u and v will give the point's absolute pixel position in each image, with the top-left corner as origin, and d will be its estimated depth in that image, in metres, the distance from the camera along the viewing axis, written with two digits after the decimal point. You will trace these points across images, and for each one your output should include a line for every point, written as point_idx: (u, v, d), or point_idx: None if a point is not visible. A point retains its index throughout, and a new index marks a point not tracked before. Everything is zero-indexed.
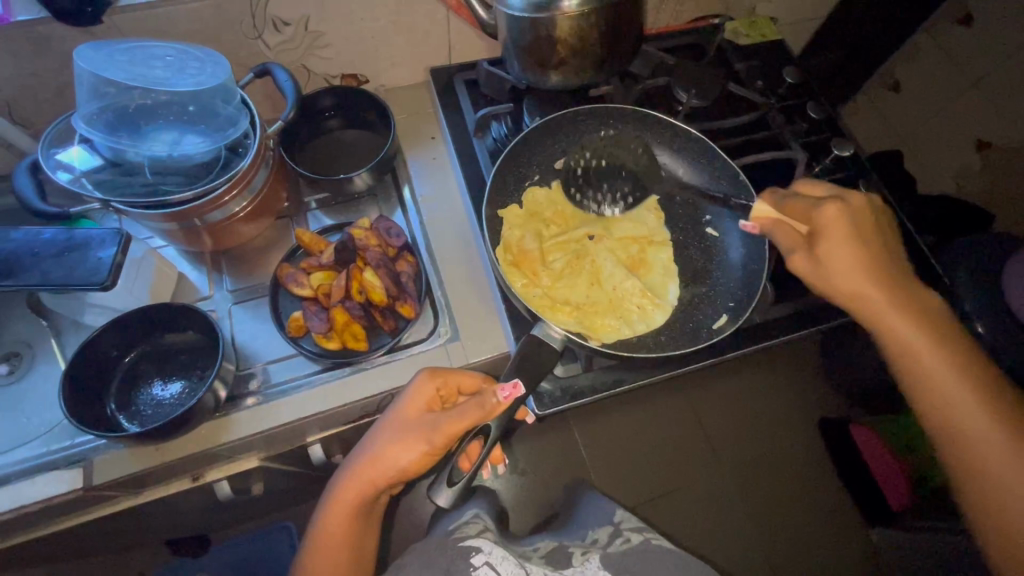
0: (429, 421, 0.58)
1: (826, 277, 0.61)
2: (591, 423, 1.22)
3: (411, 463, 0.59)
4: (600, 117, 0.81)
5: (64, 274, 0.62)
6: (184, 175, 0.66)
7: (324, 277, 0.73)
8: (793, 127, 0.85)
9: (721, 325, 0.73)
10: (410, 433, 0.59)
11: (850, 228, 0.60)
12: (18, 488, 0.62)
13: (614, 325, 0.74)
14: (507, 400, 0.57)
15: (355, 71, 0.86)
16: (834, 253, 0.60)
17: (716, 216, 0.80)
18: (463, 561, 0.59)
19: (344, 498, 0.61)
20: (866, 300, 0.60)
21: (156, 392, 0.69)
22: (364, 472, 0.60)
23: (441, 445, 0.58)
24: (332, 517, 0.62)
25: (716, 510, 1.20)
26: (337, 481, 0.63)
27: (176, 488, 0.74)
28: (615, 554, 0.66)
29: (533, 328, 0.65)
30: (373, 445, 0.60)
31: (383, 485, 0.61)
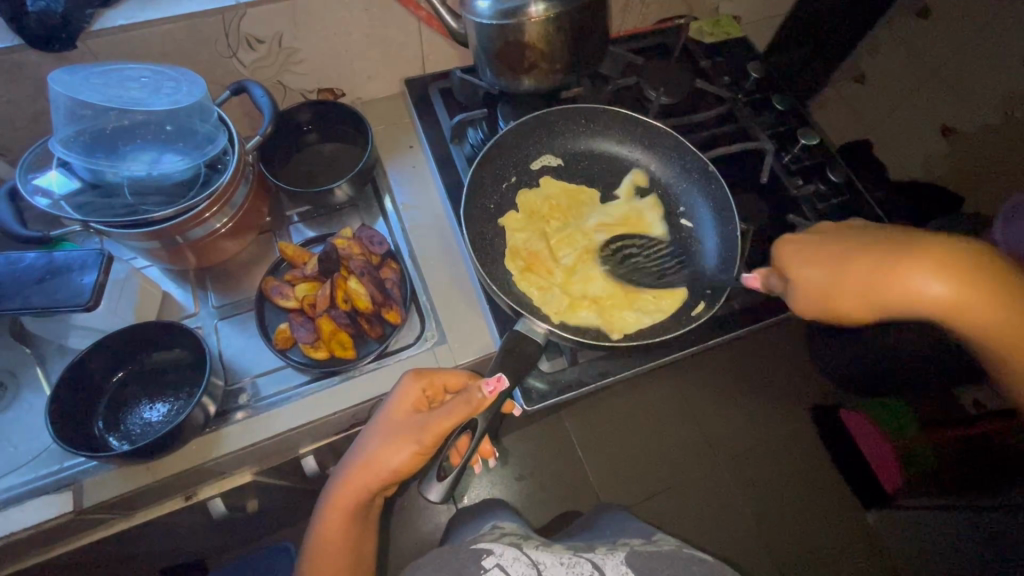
0: (417, 421, 0.59)
1: (828, 300, 0.59)
2: (583, 418, 1.29)
3: (402, 464, 0.59)
4: (573, 119, 0.83)
5: (47, 298, 0.62)
6: (163, 194, 0.67)
7: (308, 288, 0.73)
8: (760, 119, 0.88)
9: (699, 311, 0.74)
10: (398, 430, 0.60)
11: (804, 252, 0.61)
12: (8, 514, 0.62)
13: (635, 317, 0.73)
14: (492, 394, 0.59)
15: (331, 85, 0.87)
16: (830, 288, 0.58)
17: (689, 207, 0.82)
18: (474, 564, 0.60)
19: (338, 505, 0.61)
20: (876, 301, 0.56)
21: (145, 412, 0.69)
22: (357, 476, 0.61)
23: (431, 443, 0.59)
24: (331, 523, 0.62)
25: (712, 499, 1.24)
26: (330, 488, 0.63)
27: (169, 508, 0.73)
28: (642, 555, 0.62)
29: (516, 324, 0.66)
30: (365, 449, 0.61)
31: (377, 487, 0.61)
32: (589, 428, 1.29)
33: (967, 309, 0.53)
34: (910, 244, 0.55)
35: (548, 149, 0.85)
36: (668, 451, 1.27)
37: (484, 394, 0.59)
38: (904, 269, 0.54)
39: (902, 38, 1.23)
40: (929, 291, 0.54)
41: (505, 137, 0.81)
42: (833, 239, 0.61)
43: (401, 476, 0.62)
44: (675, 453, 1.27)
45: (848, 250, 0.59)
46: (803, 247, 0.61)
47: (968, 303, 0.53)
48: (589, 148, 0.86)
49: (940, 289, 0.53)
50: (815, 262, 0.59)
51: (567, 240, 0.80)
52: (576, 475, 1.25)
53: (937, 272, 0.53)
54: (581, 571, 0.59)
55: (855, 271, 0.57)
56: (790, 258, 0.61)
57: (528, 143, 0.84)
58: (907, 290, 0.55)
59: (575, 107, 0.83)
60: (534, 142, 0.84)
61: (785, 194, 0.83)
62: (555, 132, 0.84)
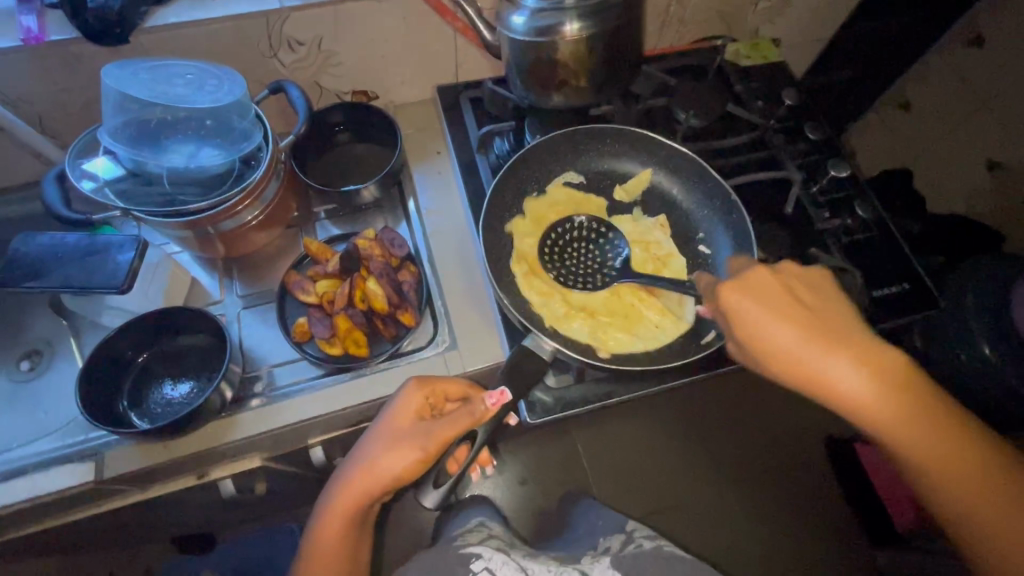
0: (422, 430, 0.61)
1: (764, 362, 0.57)
2: (591, 438, 1.29)
3: (405, 471, 0.61)
4: (597, 137, 0.83)
5: (85, 277, 0.66)
6: (200, 185, 0.70)
7: (329, 285, 0.76)
8: (791, 148, 0.86)
9: (709, 340, 0.71)
10: (401, 440, 0.61)
11: (773, 294, 0.57)
12: (37, 478, 0.65)
13: (626, 341, 0.71)
14: (495, 406, 0.61)
15: (365, 88, 0.89)
16: (774, 354, 0.55)
17: (708, 233, 0.79)
18: (463, 566, 0.68)
19: (341, 505, 0.63)
20: (819, 385, 0.55)
21: (166, 392, 0.72)
22: (358, 480, 0.62)
23: (434, 451, 0.61)
24: (327, 527, 0.64)
25: (725, 527, 1.23)
26: (332, 491, 0.64)
27: (182, 485, 0.76)
28: (627, 558, 0.71)
29: (524, 339, 0.66)
30: (367, 456, 0.62)
31: (378, 493, 0.63)
32: (596, 447, 1.29)
33: (877, 415, 0.55)
34: (850, 344, 0.55)
35: (571, 164, 0.83)
36: (672, 472, 1.26)
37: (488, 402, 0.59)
38: (836, 356, 0.54)
39: (953, 65, 1.19)
40: (849, 389, 0.54)
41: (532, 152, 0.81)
42: (782, 298, 0.56)
43: (403, 484, 0.63)
44: (680, 473, 1.26)
45: (793, 318, 0.55)
46: (753, 288, 0.56)
47: (877, 408, 0.54)
48: (611, 168, 0.84)
49: (860, 394, 0.54)
50: (764, 316, 0.55)
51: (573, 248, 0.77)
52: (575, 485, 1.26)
53: (861, 372, 0.54)
54: None
55: (791, 351, 0.55)
56: (744, 298, 0.56)
57: (551, 159, 0.83)
58: (836, 384, 0.54)
59: (598, 127, 0.82)
60: (556, 159, 0.83)
61: (809, 225, 0.81)
62: (579, 148, 0.83)
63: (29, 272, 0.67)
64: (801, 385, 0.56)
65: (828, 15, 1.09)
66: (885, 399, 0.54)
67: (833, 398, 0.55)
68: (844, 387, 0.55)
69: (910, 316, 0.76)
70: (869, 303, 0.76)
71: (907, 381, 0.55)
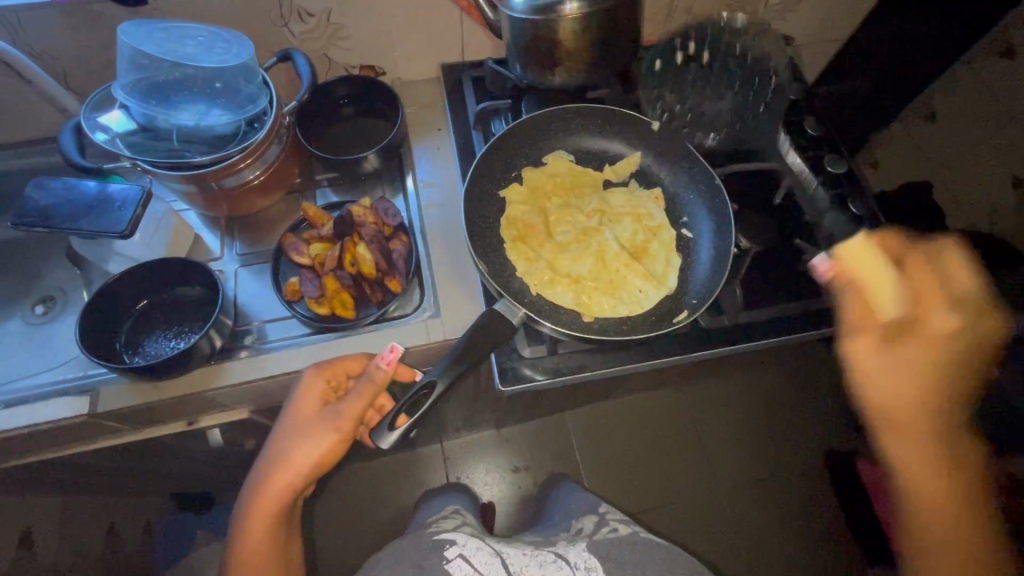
0: (333, 411, 0.66)
1: (863, 375, 0.54)
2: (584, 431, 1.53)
3: (323, 454, 0.66)
4: (588, 117, 0.82)
5: (90, 222, 0.71)
6: (206, 143, 0.74)
7: (322, 248, 0.79)
8: (789, 142, 0.86)
9: (681, 318, 0.71)
10: (310, 426, 0.66)
11: (930, 341, 0.52)
12: (35, 408, 0.70)
13: (609, 305, 0.71)
14: (389, 365, 0.64)
15: (373, 63, 0.92)
16: (888, 397, 0.54)
17: (693, 216, 0.78)
18: (438, 554, 0.71)
19: (264, 505, 0.66)
20: (889, 425, 0.55)
21: (160, 339, 0.76)
22: (279, 476, 0.66)
23: (348, 429, 0.67)
24: (256, 527, 0.66)
25: (695, 508, 1.43)
26: (251, 495, 0.66)
27: (171, 430, 0.80)
28: (601, 542, 0.75)
29: (496, 304, 0.65)
30: (283, 451, 0.66)
31: (300, 483, 0.67)
32: (591, 442, 1.52)
33: (916, 479, 0.56)
34: (950, 413, 0.55)
35: (566, 140, 0.83)
36: (649, 454, 1.50)
37: (382, 372, 0.64)
38: (923, 426, 0.54)
39: (982, 78, 1.08)
40: (908, 452, 0.55)
41: (526, 124, 0.81)
42: (936, 346, 0.52)
43: (324, 467, 0.69)
44: (658, 456, 1.50)
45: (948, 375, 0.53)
46: (955, 334, 0.51)
47: (917, 477, 0.56)
48: (603, 149, 0.83)
49: (914, 460, 0.56)
50: (901, 351, 0.52)
51: (565, 217, 0.78)
52: (565, 456, 1.51)
53: (924, 450, 0.55)
54: (542, 558, 0.73)
55: (896, 391, 0.53)
56: (916, 329, 0.52)
57: (547, 134, 0.83)
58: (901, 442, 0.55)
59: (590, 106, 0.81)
60: (552, 135, 0.83)
61: (797, 219, 0.81)
62: (571, 129, 0.83)
63: (38, 215, 0.72)
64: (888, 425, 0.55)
65: (843, 14, 1.08)
66: (932, 474, 0.56)
67: (892, 441, 0.56)
68: (909, 446, 0.55)
69: None
70: None
71: (970, 461, 0.57)
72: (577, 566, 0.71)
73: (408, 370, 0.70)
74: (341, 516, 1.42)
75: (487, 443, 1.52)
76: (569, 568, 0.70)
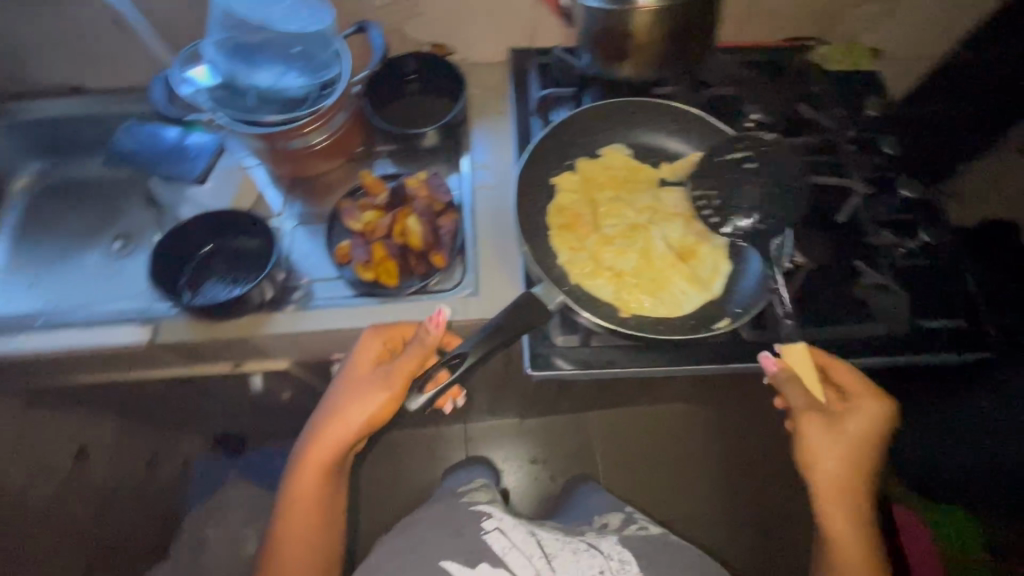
0: (385, 369, 0.68)
1: (806, 440, 0.66)
2: (606, 434, 1.53)
3: (375, 412, 0.68)
4: (650, 112, 0.80)
5: (171, 167, 0.82)
6: (279, 103, 0.78)
7: (375, 216, 0.83)
8: (863, 159, 0.82)
9: (722, 325, 0.69)
10: (362, 384, 0.69)
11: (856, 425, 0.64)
12: (103, 330, 0.76)
13: (650, 305, 0.70)
14: (436, 330, 0.65)
15: (443, 41, 0.94)
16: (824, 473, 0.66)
17: (748, 224, 0.75)
18: (475, 525, 0.74)
19: (315, 453, 0.70)
20: (818, 480, 0.66)
21: (216, 283, 0.81)
22: (332, 427, 0.69)
23: (401, 388, 0.68)
24: (307, 471, 0.70)
25: (704, 521, 1.43)
26: (305, 446, 0.71)
27: (218, 370, 0.85)
28: (635, 539, 0.77)
29: (535, 287, 0.65)
30: (337, 405, 0.69)
31: (351, 438, 0.70)
32: (613, 445, 1.52)
33: (834, 537, 0.67)
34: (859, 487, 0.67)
35: (623, 135, 0.82)
36: (670, 467, 1.49)
37: (431, 336, 0.66)
38: (841, 487, 0.66)
39: None
40: (828, 516, 0.67)
41: (587, 113, 0.80)
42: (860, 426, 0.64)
43: (373, 426, 0.71)
44: (679, 470, 1.48)
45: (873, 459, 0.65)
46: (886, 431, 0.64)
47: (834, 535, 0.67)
48: (662, 146, 0.81)
49: (834, 525, 0.67)
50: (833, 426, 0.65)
51: (615, 210, 0.76)
52: (585, 456, 1.51)
53: (842, 512, 0.66)
54: (577, 545, 0.74)
55: (825, 458, 0.65)
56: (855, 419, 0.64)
57: (605, 126, 0.82)
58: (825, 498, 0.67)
59: (651, 101, 0.80)
60: (610, 127, 0.82)
61: (862, 239, 0.76)
62: (631, 122, 0.81)
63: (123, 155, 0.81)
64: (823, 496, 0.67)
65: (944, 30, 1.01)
66: (845, 533, 0.66)
67: (822, 499, 0.67)
68: (831, 507, 0.67)
69: (957, 353, 0.70)
70: (914, 331, 0.71)
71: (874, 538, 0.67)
72: (611, 557, 0.71)
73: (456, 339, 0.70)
74: (362, 478, 1.47)
75: (509, 430, 1.53)
76: (603, 557, 0.71)
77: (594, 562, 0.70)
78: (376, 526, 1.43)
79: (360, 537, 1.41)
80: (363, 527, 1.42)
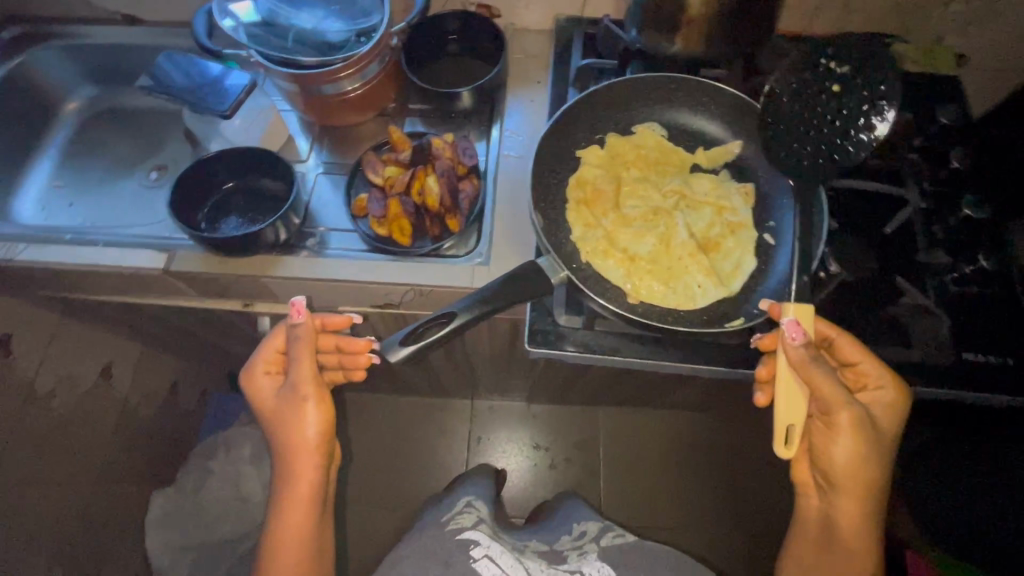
0: (293, 383, 0.65)
1: (845, 416, 0.56)
2: (613, 431, 1.50)
3: (319, 422, 0.64)
4: (695, 92, 0.76)
5: (200, 99, 0.82)
6: (316, 47, 0.77)
7: (396, 171, 0.81)
8: (921, 170, 0.75)
9: (735, 323, 0.64)
10: (287, 411, 0.65)
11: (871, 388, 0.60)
12: (123, 252, 0.78)
13: (661, 293, 0.66)
14: (303, 317, 0.65)
15: (490, 3, 0.90)
16: (850, 468, 0.58)
17: (781, 223, 0.70)
18: (464, 553, 0.71)
19: (297, 493, 0.65)
20: (853, 457, 0.57)
21: (233, 221, 0.82)
22: (295, 459, 0.65)
23: (321, 389, 0.65)
24: (294, 510, 0.65)
25: (701, 534, 1.39)
26: (283, 491, 0.66)
27: (229, 307, 0.87)
28: (614, 552, 0.75)
29: (540, 258, 0.63)
30: (287, 435, 0.64)
31: (320, 458, 0.65)
32: (618, 444, 1.49)
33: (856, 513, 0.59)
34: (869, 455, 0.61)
35: (661, 115, 0.78)
36: (672, 473, 1.45)
37: (303, 327, 0.65)
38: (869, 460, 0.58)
39: None
40: (851, 491, 0.59)
41: (624, 84, 0.76)
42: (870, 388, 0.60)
43: (330, 441, 0.67)
44: (682, 480, 1.44)
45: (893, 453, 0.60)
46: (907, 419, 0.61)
47: (856, 511, 0.59)
48: (701, 132, 0.77)
49: (856, 498, 0.59)
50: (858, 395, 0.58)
51: (638, 191, 0.73)
52: (587, 451, 1.48)
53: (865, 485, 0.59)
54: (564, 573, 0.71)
55: (861, 430, 0.57)
56: (882, 412, 0.60)
57: (643, 104, 0.78)
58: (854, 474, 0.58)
59: (699, 80, 0.75)
60: (648, 105, 0.78)
61: (909, 255, 0.70)
62: (672, 102, 0.77)
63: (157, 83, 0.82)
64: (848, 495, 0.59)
65: None
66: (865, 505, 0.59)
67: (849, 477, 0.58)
68: (859, 482, 0.58)
69: (998, 394, 0.64)
70: (955, 362, 0.65)
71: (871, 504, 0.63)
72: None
73: (343, 317, 0.68)
74: (365, 437, 1.50)
75: (515, 413, 1.52)
76: None
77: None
78: (373, 486, 1.45)
79: (358, 493, 1.44)
80: (362, 483, 1.45)
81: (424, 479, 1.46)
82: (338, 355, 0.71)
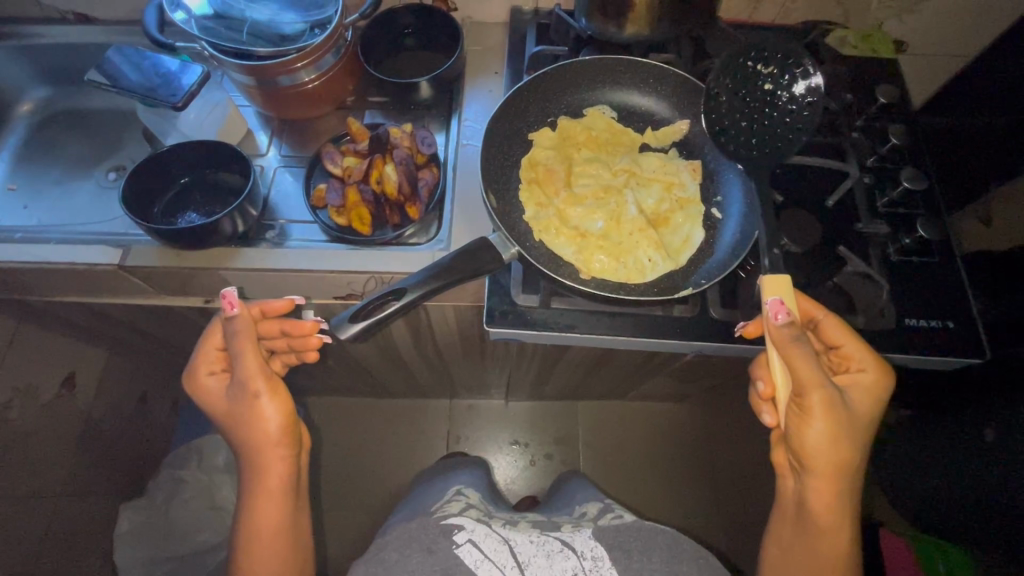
0: (240, 378, 0.62)
1: (823, 399, 0.54)
2: (592, 424, 1.51)
3: (274, 412, 0.62)
4: (640, 74, 0.79)
5: (151, 91, 0.78)
6: (270, 40, 0.77)
7: (354, 161, 0.81)
8: (861, 146, 0.78)
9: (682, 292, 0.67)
10: (241, 408, 0.63)
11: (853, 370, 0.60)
12: (76, 249, 0.77)
13: (611, 266, 0.69)
14: (235, 308, 0.61)
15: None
16: (822, 448, 0.56)
17: (727, 199, 0.73)
18: (446, 539, 0.68)
19: (265, 488, 0.64)
20: (830, 441, 0.56)
21: (190, 216, 0.82)
22: (258, 451, 0.63)
23: (269, 380, 0.62)
24: (266, 504, 0.64)
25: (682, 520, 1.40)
26: (252, 487, 0.65)
27: (191, 303, 0.87)
28: (609, 530, 0.72)
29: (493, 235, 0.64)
30: (247, 430, 0.63)
31: (284, 449, 0.64)
32: (598, 437, 1.50)
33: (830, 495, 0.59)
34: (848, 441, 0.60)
35: (611, 97, 0.81)
36: (651, 463, 1.47)
37: (241, 320, 0.62)
38: (847, 447, 0.57)
39: None
40: (824, 475, 0.58)
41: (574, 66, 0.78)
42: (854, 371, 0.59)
43: (294, 428, 0.65)
44: (661, 469, 1.46)
45: (870, 433, 0.59)
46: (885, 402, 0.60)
47: (830, 494, 0.59)
48: (649, 112, 0.81)
49: (829, 480, 0.58)
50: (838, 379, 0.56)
51: (589, 170, 0.76)
52: (567, 445, 1.49)
53: (843, 470, 0.58)
54: (551, 547, 0.69)
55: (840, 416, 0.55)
56: (858, 392, 0.59)
57: (594, 88, 0.81)
58: (830, 458, 0.57)
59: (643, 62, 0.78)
60: (598, 90, 0.81)
61: (850, 227, 0.73)
62: (619, 85, 0.80)
63: (109, 75, 0.79)
64: (818, 476, 0.58)
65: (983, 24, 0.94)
66: (840, 489, 0.59)
67: (824, 461, 0.57)
68: (833, 467, 0.57)
69: (935, 354, 0.67)
70: (896, 327, 0.68)
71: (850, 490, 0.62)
72: (584, 556, 0.67)
73: (284, 301, 0.67)
74: (343, 440, 1.48)
75: (493, 410, 1.52)
76: (576, 559, 0.67)
77: (568, 565, 0.66)
78: (353, 488, 1.44)
79: (337, 496, 1.42)
80: (341, 487, 1.43)
81: (403, 479, 1.45)
82: (285, 339, 0.69)
